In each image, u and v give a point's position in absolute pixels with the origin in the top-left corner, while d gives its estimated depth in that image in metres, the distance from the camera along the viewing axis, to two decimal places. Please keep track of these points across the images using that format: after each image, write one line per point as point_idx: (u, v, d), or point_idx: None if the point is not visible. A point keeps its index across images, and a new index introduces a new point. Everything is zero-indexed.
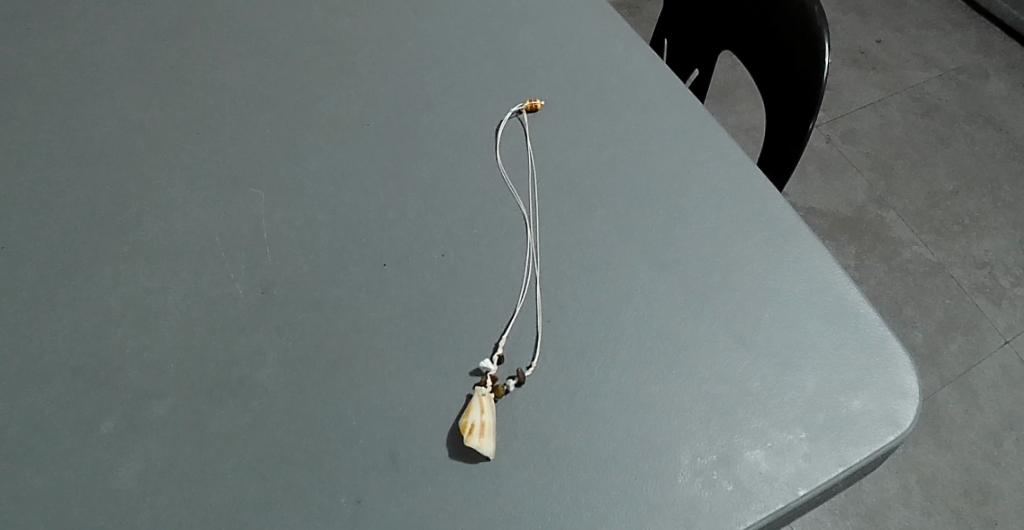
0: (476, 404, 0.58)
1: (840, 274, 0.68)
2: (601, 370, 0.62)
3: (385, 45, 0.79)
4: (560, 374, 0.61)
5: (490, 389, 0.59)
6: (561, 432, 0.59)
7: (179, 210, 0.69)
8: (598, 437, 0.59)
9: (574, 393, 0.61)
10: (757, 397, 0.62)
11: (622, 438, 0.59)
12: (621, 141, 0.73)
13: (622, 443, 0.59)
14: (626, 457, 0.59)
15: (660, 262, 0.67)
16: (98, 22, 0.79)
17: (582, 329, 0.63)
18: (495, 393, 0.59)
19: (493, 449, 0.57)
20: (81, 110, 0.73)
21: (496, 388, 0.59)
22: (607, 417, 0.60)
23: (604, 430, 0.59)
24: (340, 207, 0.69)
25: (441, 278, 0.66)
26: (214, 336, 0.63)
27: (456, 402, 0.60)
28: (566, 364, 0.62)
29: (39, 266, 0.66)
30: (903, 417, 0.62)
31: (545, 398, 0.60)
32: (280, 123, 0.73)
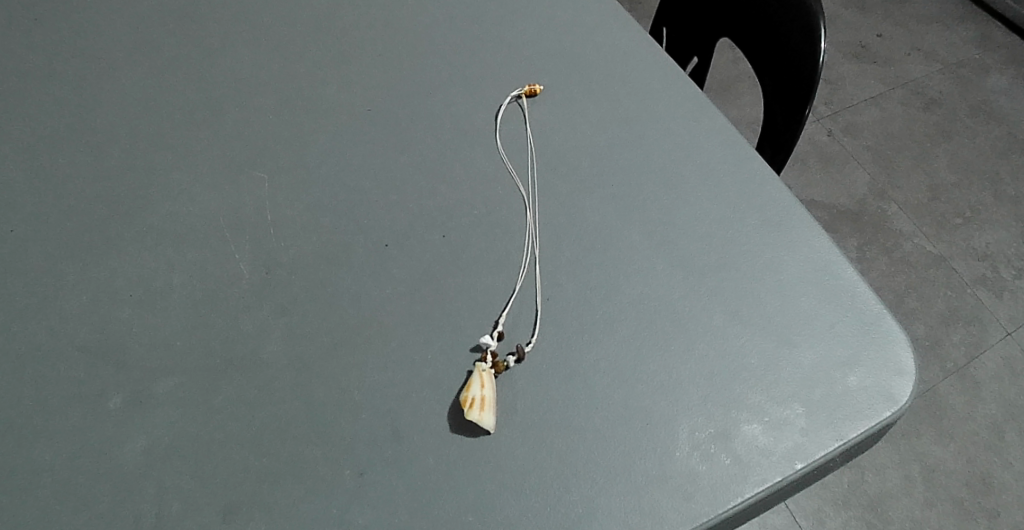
0: (476, 380, 0.59)
1: (837, 254, 0.69)
2: (599, 347, 0.62)
3: (386, 32, 0.80)
4: (559, 351, 0.62)
5: (490, 365, 0.60)
6: (561, 407, 0.60)
7: (184, 193, 0.70)
8: (597, 411, 0.60)
9: (573, 369, 0.61)
10: (755, 372, 0.63)
11: (621, 412, 0.60)
12: (620, 125, 0.74)
13: (622, 417, 0.60)
14: (625, 430, 0.60)
15: (658, 242, 0.68)
16: (102, 9, 0.80)
17: (582, 307, 0.64)
18: (495, 368, 0.60)
19: (493, 423, 0.58)
20: (87, 95, 0.74)
21: (497, 364, 0.60)
22: (606, 392, 0.61)
23: (603, 405, 0.60)
24: (342, 189, 0.70)
25: (443, 258, 0.67)
26: (218, 315, 0.64)
27: (456, 379, 0.61)
28: (565, 341, 0.63)
29: (46, 247, 0.67)
30: (898, 393, 0.63)
31: (545, 374, 0.61)
32: (282, 108, 0.74)
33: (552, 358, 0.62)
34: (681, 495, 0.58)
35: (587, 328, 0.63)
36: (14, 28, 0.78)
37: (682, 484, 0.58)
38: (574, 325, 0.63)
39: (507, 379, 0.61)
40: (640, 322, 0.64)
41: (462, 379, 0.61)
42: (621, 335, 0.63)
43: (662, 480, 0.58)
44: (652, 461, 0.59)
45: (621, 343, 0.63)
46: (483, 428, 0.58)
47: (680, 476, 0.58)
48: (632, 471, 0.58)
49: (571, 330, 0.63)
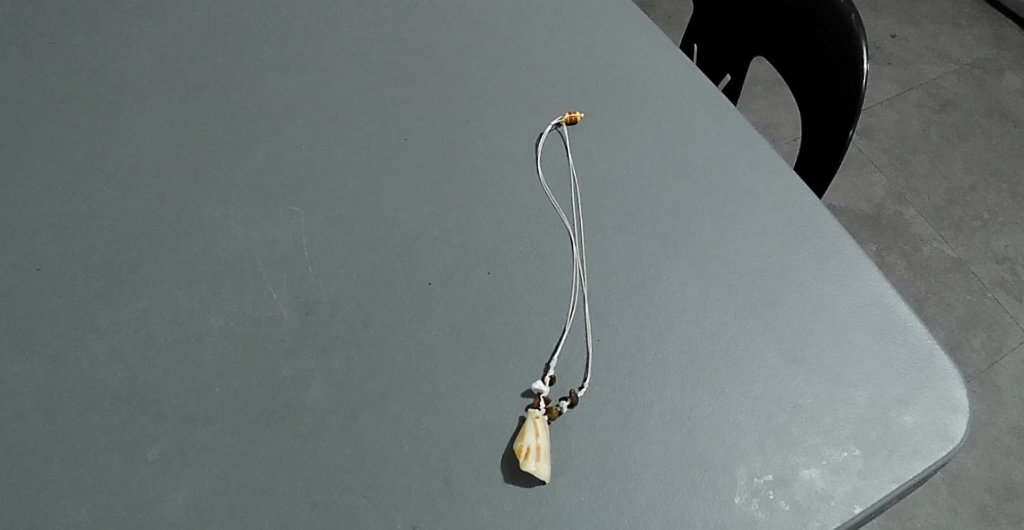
0: (531, 426, 0.57)
1: (888, 287, 0.68)
2: (652, 389, 0.61)
3: (421, 60, 0.79)
4: (610, 394, 0.61)
5: (544, 411, 0.58)
6: (616, 453, 0.59)
7: (219, 229, 0.68)
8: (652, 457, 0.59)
9: (625, 413, 0.61)
10: (810, 414, 0.61)
11: (676, 457, 0.59)
12: (661, 154, 0.73)
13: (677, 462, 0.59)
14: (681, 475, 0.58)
15: (706, 278, 0.67)
16: (128, 38, 0.79)
17: (633, 347, 0.63)
18: (548, 414, 0.59)
19: (549, 473, 0.57)
20: (117, 128, 0.73)
21: (551, 409, 0.59)
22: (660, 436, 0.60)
23: (658, 450, 0.59)
24: (382, 225, 0.69)
25: (488, 296, 0.65)
26: (259, 358, 0.63)
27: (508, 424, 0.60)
28: (616, 383, 0.62)
29: (80, 288, 0.65)
30: (955, 431, 0.61)
31: (598, 419, 0.60)
32: (318, 140, 0.73)
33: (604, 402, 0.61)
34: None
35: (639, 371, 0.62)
36: (40, 59, 0.77)
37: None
38: (625, 365, 0.62)
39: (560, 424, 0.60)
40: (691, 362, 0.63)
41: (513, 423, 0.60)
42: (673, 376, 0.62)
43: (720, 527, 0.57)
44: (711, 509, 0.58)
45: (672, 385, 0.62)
46: (539, 478, 0.57)
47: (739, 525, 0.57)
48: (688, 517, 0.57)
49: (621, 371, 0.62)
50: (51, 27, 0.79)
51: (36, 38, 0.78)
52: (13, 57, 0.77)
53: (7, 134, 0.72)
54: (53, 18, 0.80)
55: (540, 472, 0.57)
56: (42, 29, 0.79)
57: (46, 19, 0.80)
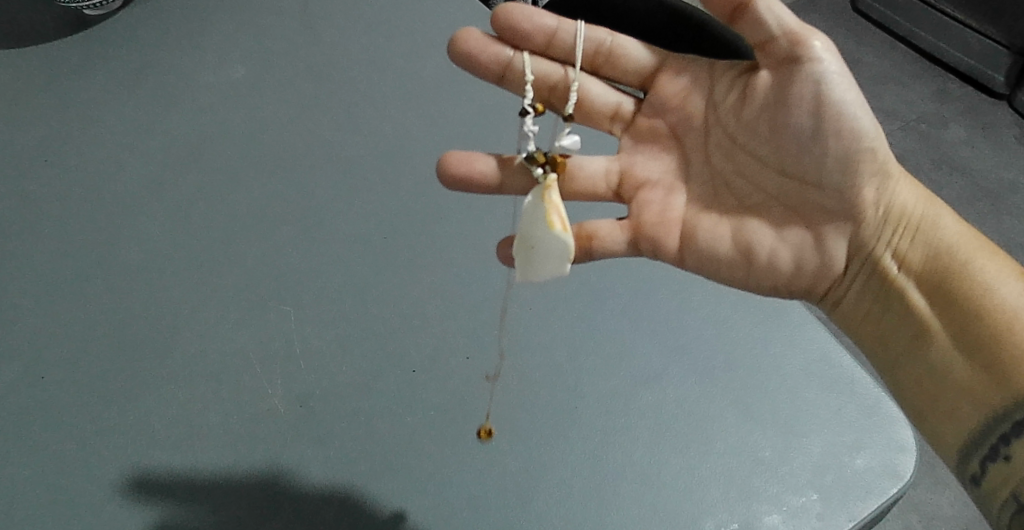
0: (554, 207, 0.69)
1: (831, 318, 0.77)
2: (581, 181, 0.76)
3: (393, 168, 0.88)
4: (540, 64, 0.74)
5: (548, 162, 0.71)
6: (812, 94, 0.67)
7: (215, 333, 0.75)
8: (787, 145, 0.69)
9: (538, 19, 0.72)
10: (770, 465, 0.68)
11: (824, 103, 0.67)
12: (616, 100, 0.77)
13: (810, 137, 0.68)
14: (832, 151, 0.68)
15: (678, 59, 0.75)
16: (130, 168, 0.89)
17: (592, 64, 0.76)
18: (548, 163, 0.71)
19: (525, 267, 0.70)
20: (120, 249, 0.82)
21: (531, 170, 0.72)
22: (831, 89, 0.67)
23: (603, 242, 0.74)
24: (367, 318, 0.76)
25: (466, 378, 0.73)
26: (257, 450, 0.69)
27: (805, 37, 0.66)
28: (693, 112, 0.74)
29: (87, 395, 0.72)
30: (903, 469, 0.69)
31: (519, 78, 0.74)
32: (304, 244, 0.81)
33: (721, 121, 0.72)
34: (765, 286, 0.73)
35: (654, 137, 0.75)
36: (50, 191, 0.87)
37: (839, 242, 0.72)
38: (662, 101, 0.75)
39: (781, 82, 0.68)
40: (627, 67, 0.76)
41: (817, 49, 0.66)
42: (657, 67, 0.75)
43: (760, 252, 0.72)
44: (799, 231, 0.71)
45: (629, 160, 0.76)
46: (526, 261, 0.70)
47: (851, 222, 0.71)
48: (744, 257, 0.72)
49: (695, 90, 0.74)
50: (60, 163, 0.89)
51: (45, 173, 0.88)
52: (27, 194, 0.86)
53: (25, 261, 0.81)
54: (59, 153, 0.90)
55: (568, 264, 0.69)
56: (51, 165, 0.89)
57: (54, 155, 0.90)
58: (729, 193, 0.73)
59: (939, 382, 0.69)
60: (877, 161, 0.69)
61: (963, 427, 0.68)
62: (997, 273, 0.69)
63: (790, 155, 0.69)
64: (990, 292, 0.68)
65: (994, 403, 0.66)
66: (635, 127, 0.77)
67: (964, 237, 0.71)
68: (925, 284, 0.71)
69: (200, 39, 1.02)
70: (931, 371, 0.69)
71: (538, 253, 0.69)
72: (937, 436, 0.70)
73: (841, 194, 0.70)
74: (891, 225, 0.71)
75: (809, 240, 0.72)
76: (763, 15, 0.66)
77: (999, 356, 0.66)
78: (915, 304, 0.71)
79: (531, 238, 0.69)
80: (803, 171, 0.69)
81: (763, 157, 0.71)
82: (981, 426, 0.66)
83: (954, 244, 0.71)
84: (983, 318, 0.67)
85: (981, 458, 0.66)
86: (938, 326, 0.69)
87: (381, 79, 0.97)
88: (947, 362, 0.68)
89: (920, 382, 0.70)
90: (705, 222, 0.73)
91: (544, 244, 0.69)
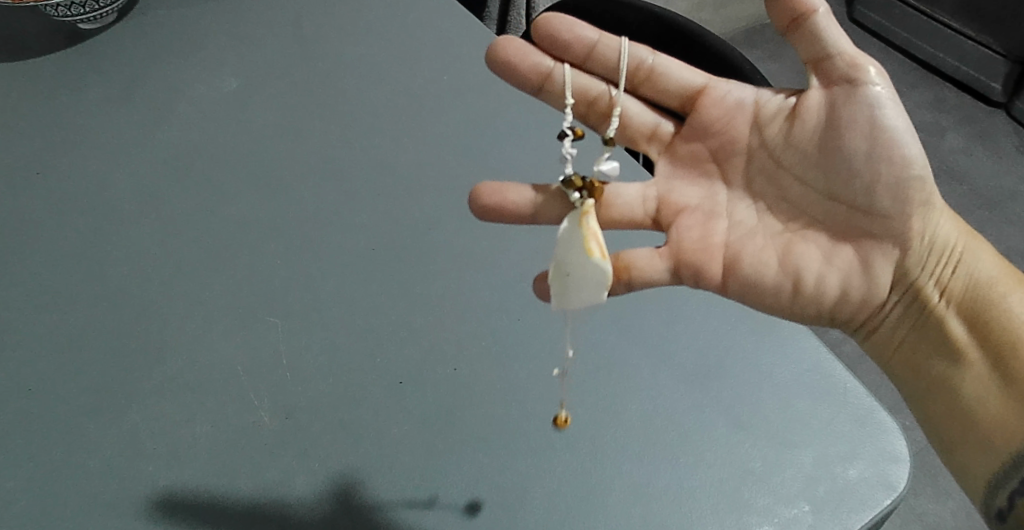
0: (592, 235, 0.69)
1: (861, 347, 0.76)
2: (618, 208, 0.74)
3: (383, 179, 0.88)
4: (577, 77, 0.75)
5: (586, 189, 0.71)
6: (867, 117, 0.67)
7: (202, 344, 0.75)
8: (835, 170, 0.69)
9: (577, 31, 0.74)
10: (761, 476, 0.68)
11: (879, 129, 0.67)
12: (656, 122, 0.77)
13: (862, 161, 0.68)
14: (881, 176, 0.68)
15: (722, 82, 0.75)
16: (120, 179, 0.88)
17: (636, 81, 0.76)
18: (586, 190, 0.71)
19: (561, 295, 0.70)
20: (108, 260, 0.81)
21: (566, 194, 0.72)
22: (886, 115, 0.68)
23: (641, 272, 0.72)
24: (355, 330, 0.76)
25: (454, 389, 0.72)
26: (243, 462, 0.68)
27: (862, 60, 0.68)
28: (738, 135, 0.73)
29: (73, 407, 0.71)
30: (897, 480, 0.67)
31: (558, 89, 0.74)
32: (292, 255, 0.81)
33: (767, 145, 0.72)
34: (809, 312, 0.72)
35: (693, 162, 0.75)
36: (39, 203, 0.86)
37: (885, 269, 0.71)
38: (704, 125, 0.74)
39: (835, 104, 0.69)
40: (667, 88, 0.76)
41: (873, 74, 0.68)
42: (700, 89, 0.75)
43: (806, 275, 0.71)
44: (846, 257, 0.71)
45: (667, 186, 0.75)
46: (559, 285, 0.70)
47: (899, 248, 0.71)
48: (789, 284, 0.71)
49: (739, 113, 0.73)
50: (50, 174, 0.89)
51: (35, 185, 0.88)
52: (16, 206, 0.86)
53: (13, 272, 0.81)
54: (50, 165, 0.90)
55: (603, 293, 0.69)
56: (41, 176, 0.89)
57: (45, 166, 0.90)
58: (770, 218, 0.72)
59: (972, 416, 0.69)
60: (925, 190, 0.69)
61: (994, 462, 0.68)
62: None
63: (839, 178, 0.69)
64: None
65: None
66: (673, 151, 0.76)
67: (1001, 273, 0.72)
68: (965, 316, 0.71)
69: (193, 53, 1.02)
70: (965, 405, 0.69)
71: (574, 280, 0.69)
72: (965, 469, 0.70)
73: (889, 220, 0.69)
74: (935, 256, 0.71)
75: (856, 266, 0.71)
76: (823, 34, 0.68)
77: None
78: (955, 335, 0.71)
79: (567, 265, 0.69)
80: (852, 196, 0.69)
81: (811, 180, 0.71)
82: (1016, 463, 0.67)
83: (993, 280, 0.72)
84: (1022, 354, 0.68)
85: (1011, 494, 0.67)
86: (976, 359, 0.70)
87: (372, 91, 0.97)
88: (980, 394, 0.69)
89: (953, 413, 0.70)
90: (748, 247, 0.72)
91: (580, 271, 0.69)
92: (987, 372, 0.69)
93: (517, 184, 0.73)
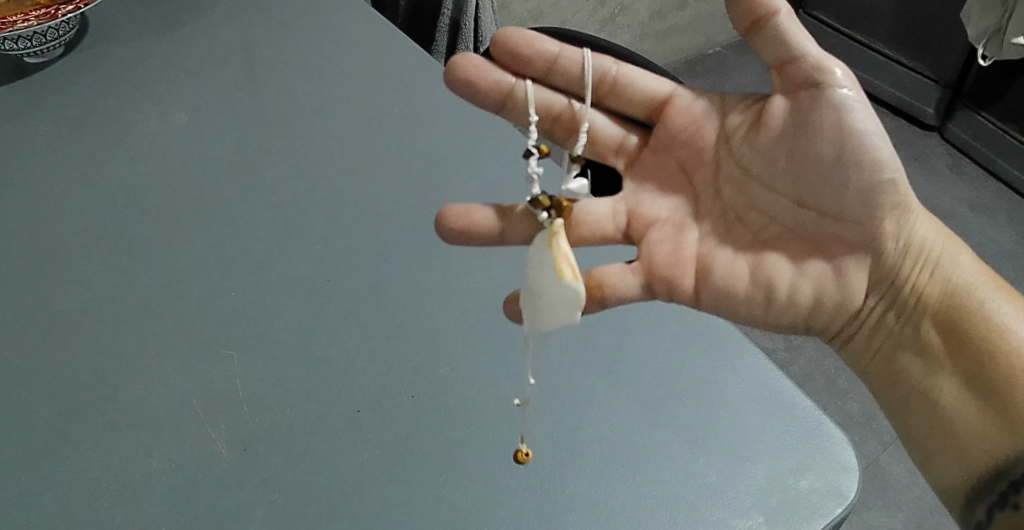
0: (563, 255, 0.70)
1: (838, 352, 0.79)
2: (588, 225, 0.76)
3: (336, 209, 0.88)
4: (540, 93, 0.76)
5: (555, 209, 0.72)
6: (833, 124, 0.69)
7: (157, 378, 0.74)
8: (804, 182, 0.72)
9: (538, 45, 0.74)
10: (716, 490, 0.69)
11: (847, 132, 0.69)
12: (622, 134, 0.79)
13: (830, 167, 0.70)
14: (850, 184, 0.70)
15: (686, 90, 0.77)
16: (69, 213, 0.88)
17: (601, 93, 0.78)
18: (554, 210, 0.72)
19: (532, 315, 0.71)
20: (57, 295, 0.80)
21: (534, 214, 0.73)
22: (854, 118, 0.69)
23: (614, 288, 0.75)
24: (311, 360, 0.76)
25: (411, 416, 0.72)
26: (200, 495, 0.68)
27: (826, 63, 0.68)
28: (704, 145, 0.76)
29: (22, 446, 0.70)
30: (847, 489, 0.69)
31: (521, 106, 0.76)
32: (246, 287, 0.81)
33: (735, 155, 0.74)
34: (785, 321, 0.75)
35: (663, 174, 0.77)
36: None
37: (857, 275, 0.74)
38: (670, 136, 0.76)
39: (801, 109, 0.70)
40: (633, 97, 0.78)
41: (839, 76, 0.68)
42: (665, 99, 0.77)
43: (780, 284, 0.73)
44: (819, 265, 0.74)
45: (636, 199, 0.77)
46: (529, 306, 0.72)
47: (871, 255, 0.73)
48: (762, 294, 0.74)
49: (705, 123, 0.75)
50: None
51: None
52: None
53: None
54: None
55: (576, 312, 0.71)
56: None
57: None
58: (743, 230, 0.75)
59: (950, 426, 0.72)
60: (897, 196, 0.71)
61: (970, 471, 0.71)
62: (1010, 313, 0.72)
63: (809, 187, 0.71)
64: (1007, 331, 0.71)
65: (1004, 447, 0.70)
66: (640, 162, 0.78)
67: (978, 276, 0.74)
68: (939, 320, 0.74)
69: (142, 88, 1.02)
70: (942, 413, 0.72)
71: (546, 300, 0.70)
72: (942, 477, 0.74)
73: (861, 226, 0.72)
74: (910, 262, 0.73)
75: (827, 274, 0.74)
76: (785, 35, 0.69)
77: (1007, 398, 0.70)
78: (929, 340, 0.74)
79: (539, 286, 0.71)
80: (823, 204, 0.72)
81: (782, 190, 0.73)
82: (993, 473, 0.70)
83: (970, 283, 0.74)
84: (1000, 361, 0.70)
85: (989, 507, 0.71)
86: (953, 366, 0.72)
87: (324, 122, 0.98)
88: (957, 403, 0.72)
89: (931, 423, 0.73)
90: (722, 258, 0.74)
91: (553, 292, 0.70)
92: (961, 379, 0.72)
93: (481, 206, 0.74)
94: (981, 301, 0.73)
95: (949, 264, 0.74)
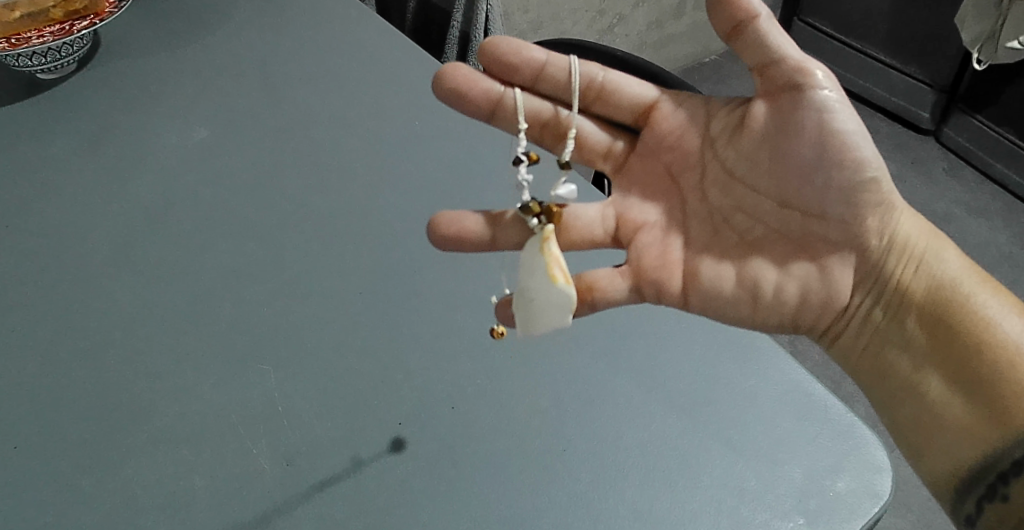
0: (555, 260, 0.72)
1: (827, 352, 0.80)
2: (578, 229, 0.77)
3: (363, 222, 0.88)
4: (529, 100, 0.76)
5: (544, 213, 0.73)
6: (814, 124, 0.70)
7: (194, 395, 0.74)
8: (787, 182, 0.73)
9: (525, 53, 0.74)
10: (755, 494, 0.70)
11: (828, 132, 0.70)
12: (608, 139, 0.79)
13: (813, 166, 0.72)
14: (832, 184, 0.72)
15: (672, 96, 0.77)
16: (95, 231, 0.88)
17: (588, 99, 0.77)
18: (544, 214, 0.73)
19: (524, 319, 0.72)
20: (87, 314, 0.80)
21: (525, 220, 0.75)
22: (834, 118, 0.70)
23: (604, 291, 0.76)
24: (347, 373, 0.76)
25: (452, 427, 0.73)
26: (245, 511, 0.68)
27: (808, 65, 0.69)
28: (691, 150, 0.77)
29: (63, 465, 0.70)
30: (882, 489, 0.70)
31: (510, 114, 0.75)
32: (278, 301, 0.81)
33: (721, 159, 0.75)
34: (772, 321, 0.76)
35: (651, 180, 0.78)
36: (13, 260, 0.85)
37: (842, 273, 0.75)
38: (657, 141, 0.77)
39: (782, 110, 0.71)
40: (620, 103, 0.78)
41: (819, 78, 0.69)
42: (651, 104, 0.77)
43: (766, 285, 0.75)
44: (805, 266, 0.75)
45: (624, 204, 0.78)
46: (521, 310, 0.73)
47: (855, 252, 0.75)
48: (748, 294, 0.75)
49: (689, 129, 0.76)
50: (22, 230, 0.88)
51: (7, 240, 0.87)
52: None
53: None
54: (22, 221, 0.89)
55: (568, 314, 0.72)
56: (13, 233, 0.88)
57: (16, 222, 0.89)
58: (730, 233, 0.76)
59: (937, 420, 0.73)
60: (878, 196, 0.73)
61: (959, 464, 0.72)
62: (996, 310, 0.73)
63: (791, 186, 0.73)
64: (994, 326, 0.72)
65: (991, 440, 0.70)
66: (627, 167, 0.79)
67: (965, 273, 0.75)
68: (924, 315, 0.75)
69: (160, 103, 1.02)
70: (931, 406, 0.73)
71: (539, 304, 0.72)
72: (930, 472, 0.74)
73: (843, 225, 0.74)
74: (894, 261, 0.75)
75: (811, 273, 0.75)
76: (765, 38, 0.70)
77: (996, 393, 0.70)
78: (914, 335, 0.75)
79: (531, 290, 0.72)
80: (805, 203, 0.73)
81: (768, 193, 0.74)
82: (980, 464, 0.71)
83: (955, 279, 0.75)
84: (986, 353, 0.71)
85: (979, 499, 0.71)
86: (937, 359, 0.73)
87: (345, 135, 0.98)
88: (945, 398, 0.73)
89: (919, 418, 0.74)
90: (709, 261, 0.76)
91: (545, 294, 0.72)
92: (949, 374, 0.73)
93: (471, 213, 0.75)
94: (968, 299, 0.73)
95: (935, 261, 0.75)
